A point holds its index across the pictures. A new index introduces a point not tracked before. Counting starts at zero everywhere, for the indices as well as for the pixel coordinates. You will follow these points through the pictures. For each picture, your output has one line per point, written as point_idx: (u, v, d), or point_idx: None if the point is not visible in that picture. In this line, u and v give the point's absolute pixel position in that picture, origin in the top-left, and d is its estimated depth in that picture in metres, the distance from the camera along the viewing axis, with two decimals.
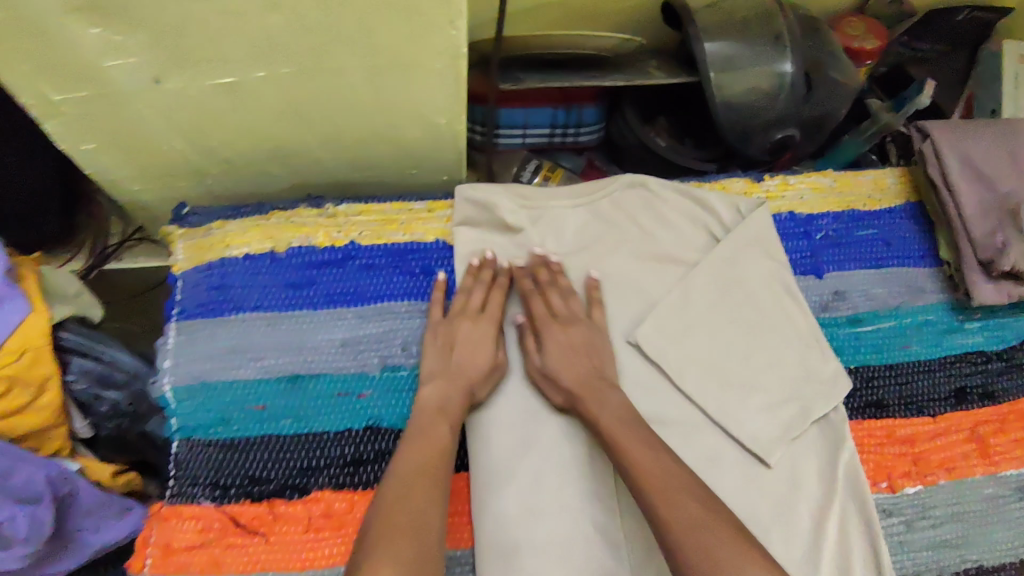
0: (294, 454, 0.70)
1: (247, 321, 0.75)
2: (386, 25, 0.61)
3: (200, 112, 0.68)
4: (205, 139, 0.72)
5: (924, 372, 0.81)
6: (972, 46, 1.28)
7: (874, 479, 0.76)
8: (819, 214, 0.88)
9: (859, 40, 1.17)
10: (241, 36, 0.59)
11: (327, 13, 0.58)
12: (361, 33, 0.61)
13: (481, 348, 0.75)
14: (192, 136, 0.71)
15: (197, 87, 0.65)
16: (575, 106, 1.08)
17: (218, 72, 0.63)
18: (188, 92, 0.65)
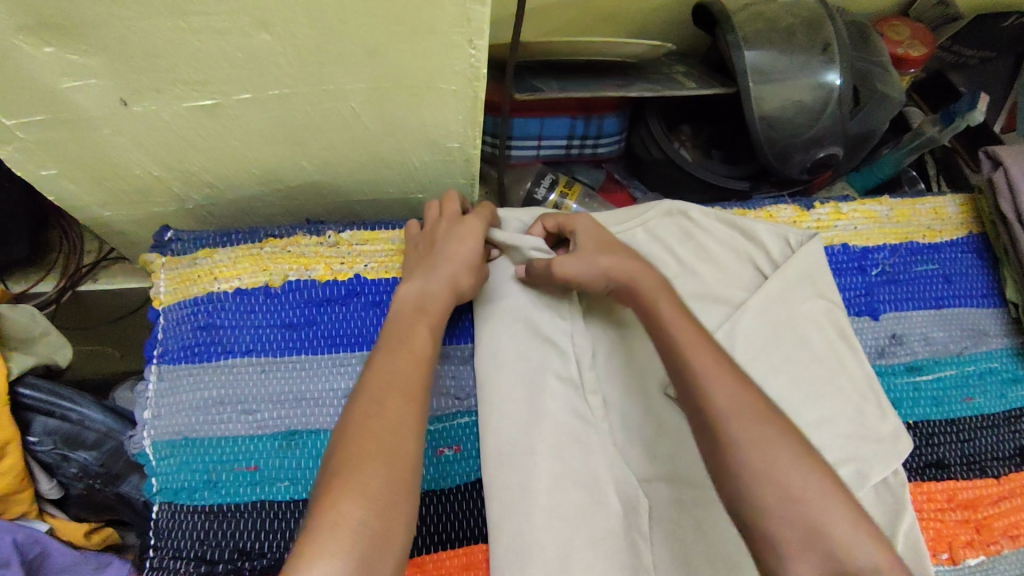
0: (290, 523, 0.61)
1: (237, 366, 0.66)
2: (390, 45, 0.55)
3: (175, 136, 0.63)
4: (184, 163, 0.67)
5: (988, 427, 0.73)
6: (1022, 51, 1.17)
7: (934, 549, 0.68)
8: (874, 247, 0.80)
9: (904, 46, 1.06)
10: (220, 57, 0.54)
11: (316, 31, 0.53)
12: (362, 54, 0.56)
13: (464, 242, 0.68)
14: (167, 160, 0.67)
15: (171, 110, 0.60)
16: (596, 116, 0.99)
17: (198, 95, 0.58)
18: (161, 115, 0.60)
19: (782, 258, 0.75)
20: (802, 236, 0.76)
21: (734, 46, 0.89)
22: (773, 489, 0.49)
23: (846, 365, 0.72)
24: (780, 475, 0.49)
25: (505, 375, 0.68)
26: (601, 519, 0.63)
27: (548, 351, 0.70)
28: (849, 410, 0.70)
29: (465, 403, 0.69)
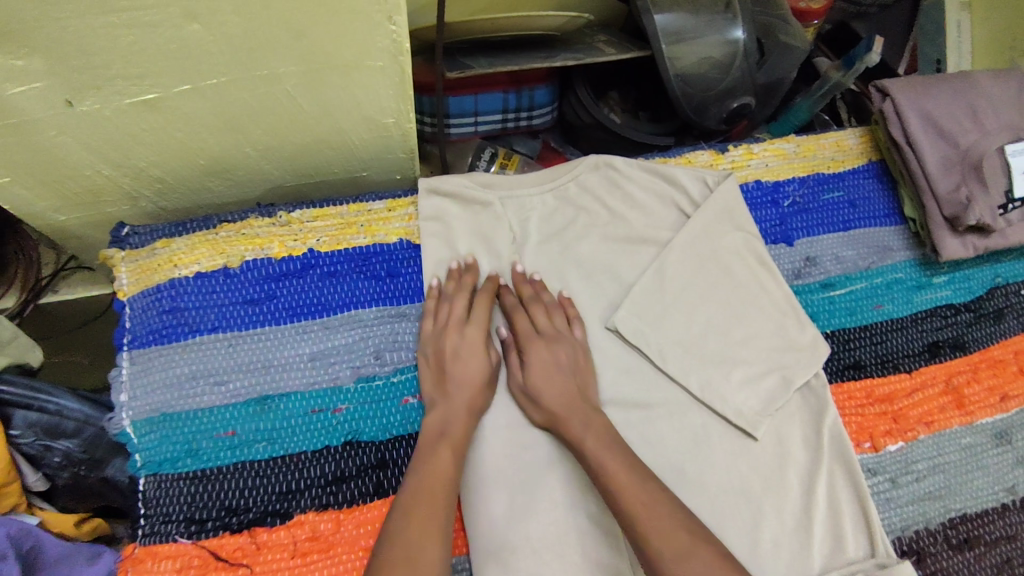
0: (271, 479, 0.66)
1: (206, 344, 0.70)
2: (315, 26, 0.60)
3: (122, 133, 0.67)
4: (131, 160, 0.72)
5: (897, 330, 0.81)
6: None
7: (857, 440, 0.75)
8: (785, 180, 0.86)
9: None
10: (155, 51, 0.59)
11: (243, 19, 0.58)
12: (292, 39, 0.61)
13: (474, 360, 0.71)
14: (114, 159, 0.71)
15: (114, 107, 0.64)
16: (525, 89, 1.06)
17: (137, 89, 0.62)
18: (104, 113, 0.64)
19: (704, 199, 0.82)
20: (721, 176, 0.83)
21: (644, 10, 0.95)
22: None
23: (769, 287, 0.79)
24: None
25: (426, 359, 0.71)
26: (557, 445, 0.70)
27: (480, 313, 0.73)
28: (770, 327, 0.77)
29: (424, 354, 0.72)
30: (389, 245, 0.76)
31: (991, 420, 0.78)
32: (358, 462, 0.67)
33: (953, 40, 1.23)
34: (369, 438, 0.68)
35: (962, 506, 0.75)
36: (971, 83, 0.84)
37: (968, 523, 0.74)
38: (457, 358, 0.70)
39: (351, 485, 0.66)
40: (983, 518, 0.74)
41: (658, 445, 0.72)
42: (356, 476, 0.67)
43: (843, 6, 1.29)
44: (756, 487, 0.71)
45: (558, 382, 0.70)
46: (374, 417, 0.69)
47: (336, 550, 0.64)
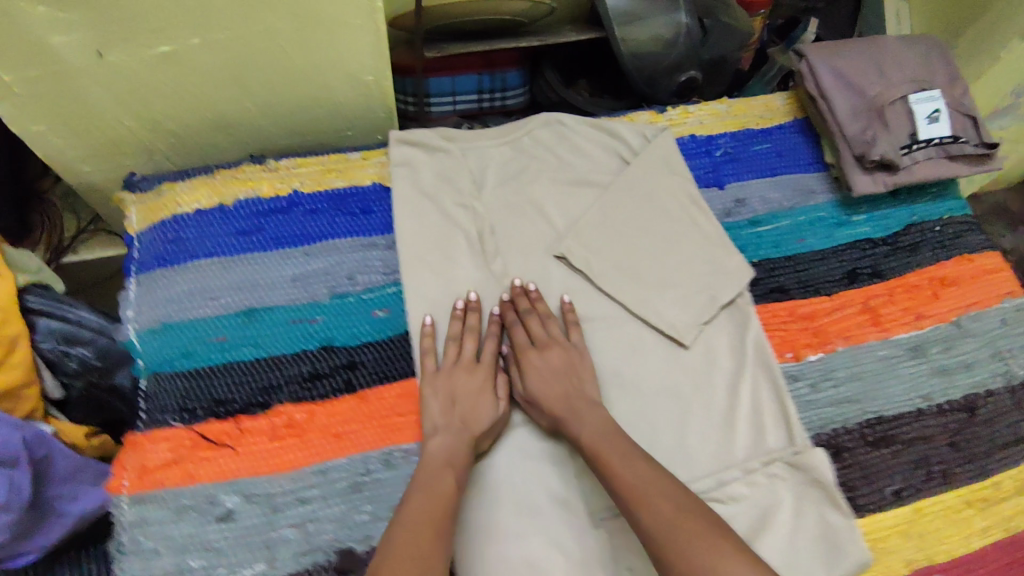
0: (255, 376, 0.76)
1: (202, 267, 0.81)
2: None
3: (141, 85, 0.81)
4: (150, 113, 0.86)
5: (819, 260, 0.90)
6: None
7: (779, 350, 0.83)
8: (717, 135, 0.96)
9: None
10: (173, 6, 0.72)
11: None
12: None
13: (480, 397, 0.74)
14: (135, 110, 0.85)
15: (137, 59, 0.77)
16: (498, 71, 1.19)
17: (157, 42, 0.76)
18: (128, 64, 0.78)
19: (641, 149, 0.92)
20: (657, 130, 0.94)
21: None
22: None
23: (699, 220, 0.89)
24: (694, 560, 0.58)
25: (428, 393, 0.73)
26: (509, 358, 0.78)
27: (449, 257, 0.83)
28: (699, 254, 0.87)
29: (392, 276, 0.82)
30: (364, 187, 0.87)
31: (906, 336, 0.86)
32: (330, 363, 0.77)
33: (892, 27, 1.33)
34: (341, 344, 0.78)
35: (880, 410, 0.81)
36: (875, 45, 0.95)
37: (884, 424, 0.81)
38: (463, 395, 0.74)
39: (324, 381, 0.76)
40: (901, 421, 0.81)
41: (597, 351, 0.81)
42: (328, 374, 0.76)
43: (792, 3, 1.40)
44: (684, 387, 0.79)
45: (556, 385, 0.74)
46: (346, 327, 0.79)
47: (309, 435, 0.74)
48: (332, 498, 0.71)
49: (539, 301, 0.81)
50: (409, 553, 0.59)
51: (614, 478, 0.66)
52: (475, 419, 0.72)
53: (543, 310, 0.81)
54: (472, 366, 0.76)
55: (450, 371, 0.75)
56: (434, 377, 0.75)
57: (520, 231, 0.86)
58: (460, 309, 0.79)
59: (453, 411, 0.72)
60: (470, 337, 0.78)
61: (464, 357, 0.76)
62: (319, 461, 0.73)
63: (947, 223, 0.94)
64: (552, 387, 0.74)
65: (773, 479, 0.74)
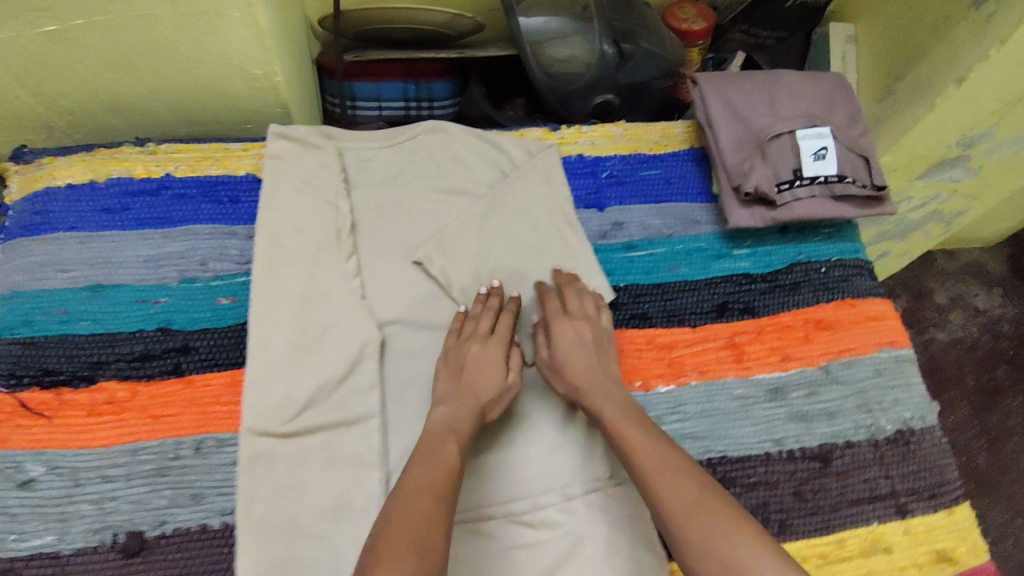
0: (88, 350, 0.76)
1: (60, 239, 0.82)
2: None
3: (37, 63, 0.82)
4: (46, 88, 0.87)
5: (690, 290, 0.87)
6: (807, 28, 1.32)
7: (628, 378, 0.81)
8: (606, 157, 0.95)
9: (688, 22, 1.21)
10: None
11: None
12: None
13: (491, 370, 0.75)
14: (32, 84, 0.86)
15: (27, 35, 0.78)
16: (423, 80, 1.18)
17: (43, 20, 0.76)
18: (19, 41, 0.78)
19: (520, 164, 0.92)
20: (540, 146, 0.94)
21: (510, 8, 1.03)
22: (714, 561, 0.57)
23: (567, 236, 0.88)
24: (698, 526, 0.59)
25: (449, 365, 0.76)
26: (342, 360, 0.77)
27: (304, 248, 0.82)
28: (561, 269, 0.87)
29: (244, 266, 0.83)
30: (236, 177, 0.88)
31: (767, 377, 0.82)
32: (163, 345, 0.77)
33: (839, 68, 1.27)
34: (178, 327, 0.78)
35: (725, 449, 0.78)
36: (773, 78, 0.93)
37: (726, 465, 0.77)
38: (473, 365, 0.75)
39: (153, 362, 0.76)
40: (744, 463, 0.78)
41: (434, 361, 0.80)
42: (159, 356, 0.77)
43: (740, 37, 1.33)
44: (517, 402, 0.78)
45: (583, 357, 0.76)
46: (187, 311, 0.79)
47: (127, 413, 0.74)
48: (135, 479, 0.71)
49: (574, 281, 0.83)
50: (409, 502, 0.59)
51: (635, 453, 0.66)
52: (484, 388, 0.73)
53: (580, 288, 0.83)
54: (487, 339, 0.77)
55: (463, 345, 0.77)
56: (449, 349, 0.77)
57: (384, 234, 0.86)
58: (484, 292, 0.82)
59: (463, 381, 0.74)
60: (488, 315, 0.79)
61: (479, 332, 0.78)
62: (130, 441, 0.72)
63: (835, 264, 0.91)
64: (578, 363, 0.76)
65: (592, 509, 0.72)
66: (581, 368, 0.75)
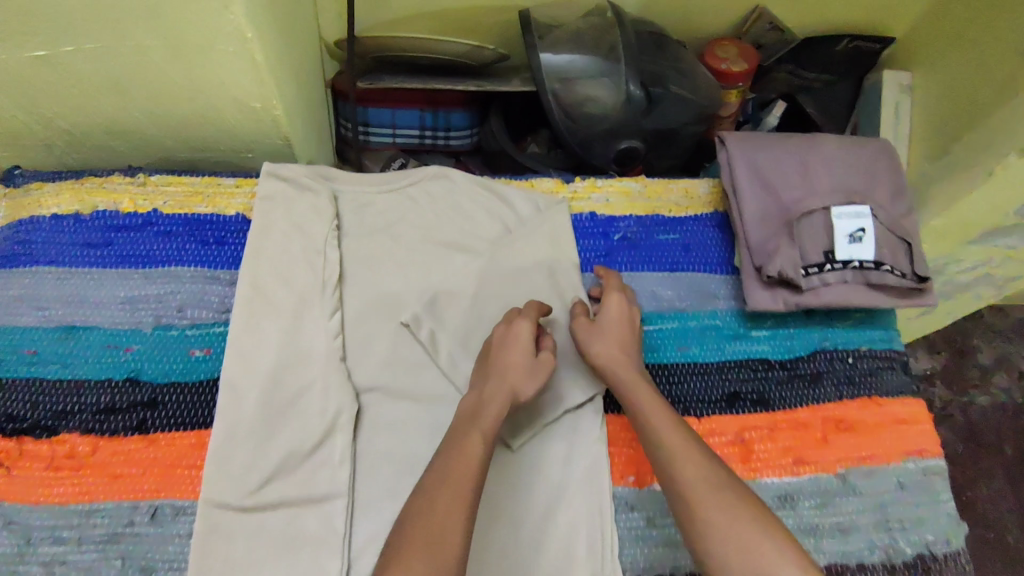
0: (54, 398, 0.73)
1: (39, 273, 0.78)
2: (170, 7, 0.66)
3: (27, 85, 0.76)
4: (37, 107, 0.80)
5: (699, 374, 0.80)
6: (857, 75, 1.20)
7: (621, 471, 0.74)
8: (620, 217, 0.88)
9: (727, 62, 1.12)
10: (39, 12, 0.65)
11: None
12: (148, 14, 0.67)
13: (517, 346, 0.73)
14: (22, 103, 0.79)
15: (14, 57, 0.71)
16: (441, 110, 1.11)
17: (29, 44, 0.70)
18: (7, 61, 0.72)
19: (525, 219, 0.86)
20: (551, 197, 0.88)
21: (531, 45, 0.97)
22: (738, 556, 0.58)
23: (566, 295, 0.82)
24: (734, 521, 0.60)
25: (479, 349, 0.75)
26: (314, 434, 0.71)
27: (284, 302, 0.77)
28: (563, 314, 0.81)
29: (224, 315, 0.78)
30: (226, 217, 0.83)
31: (776, 482, 0.75)
32: (131, 398, 0.73)
33: (891, 121, 1.15)
34: (148, 379, 0.74)
35: None
36: (810, 143, 0.84)
37: None
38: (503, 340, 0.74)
39: (118, 417, 0.72)
40: None
41: (411, 436, 0.74)
42: (125, 409, 0.73)
43: (786, 77, 1.21)
44: (492, 484, 0.71)
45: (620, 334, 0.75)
46: (159, 361, 0.75)
47: (86, 470, 0.70)
48: (88, 542, 0.68)
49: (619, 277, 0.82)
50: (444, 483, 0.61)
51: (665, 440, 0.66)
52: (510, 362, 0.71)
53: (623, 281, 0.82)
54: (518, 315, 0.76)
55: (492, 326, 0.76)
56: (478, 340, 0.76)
57: (373, 292, 0.80)
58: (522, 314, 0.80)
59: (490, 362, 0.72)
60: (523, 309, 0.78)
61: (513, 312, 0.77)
62: (86, 500, 0.69)
63: (862, 355, 0.82)
64: (608, 348, 0.74)
65: None
66: (613, 350, 0.74)
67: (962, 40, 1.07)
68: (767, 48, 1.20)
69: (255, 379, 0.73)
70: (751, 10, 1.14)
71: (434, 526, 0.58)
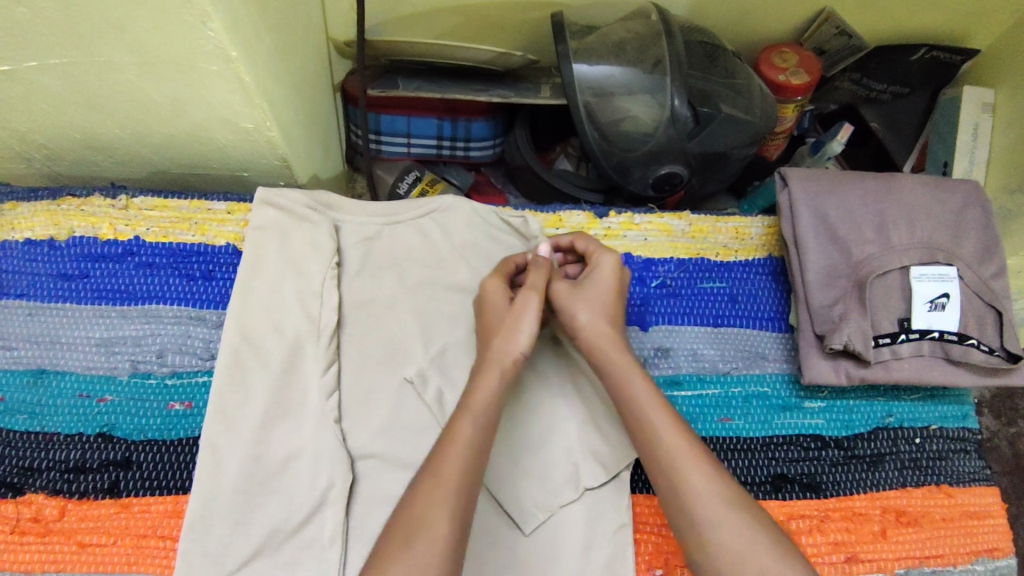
0: (20, 452, 0.66)
1: (9, 308, 0.71)
2: (138, 23, 0.57)
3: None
4: (10, 124, 0.73)
5: (742, 452, 0.70)
6: (934, 88, 1.07)
7: (647, 563, 0.67)
8: (659, 260, 0.78)
9: (787, 73, 0.99)
10: None
11: (65, 6, 0.55)
12: (114, 30, 0.58)
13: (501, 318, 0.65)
14: None
15: None
16: (462, 119, 1.00)
17: None
18: None
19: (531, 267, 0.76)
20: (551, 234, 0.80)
21: (563, 57, 0.86)
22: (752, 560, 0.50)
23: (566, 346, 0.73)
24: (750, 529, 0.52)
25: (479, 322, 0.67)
26: (302, 509, 0.64)
27: (274, 352, 0.68)
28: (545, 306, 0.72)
29: (209, 363, 0.70)
30: (215, 247, 0.75)
31: None
32: (102, 456, 0.66)
33: (969, 141, 1.00)
34: (122, 435, 0.67)
35: None
36: (888, 187, 0.72)
37: None
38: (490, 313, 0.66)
39: (87, 477, 0.65)
40: None
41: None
42: (95, 469, 0.66)
43: (851, 87, 1.08)
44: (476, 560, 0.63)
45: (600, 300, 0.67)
46: (135, 415, 0.68)
47: (51, 537, 0.63)
48: None
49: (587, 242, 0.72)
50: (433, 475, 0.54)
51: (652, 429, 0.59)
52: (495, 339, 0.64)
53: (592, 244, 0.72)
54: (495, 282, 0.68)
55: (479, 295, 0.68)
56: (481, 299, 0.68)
57: (373, 343, 0.71)
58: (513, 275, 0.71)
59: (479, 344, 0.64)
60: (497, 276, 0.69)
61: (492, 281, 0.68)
62: (50, 572, 0.62)
63: (931, 435, 0.72)
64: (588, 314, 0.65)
65: None
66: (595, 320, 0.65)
67: None
68: (829, 55, 1.06)
69: (239, 441, 0.65)
70: (818, 11, 1.00)
71: (413, 522, 0.51)
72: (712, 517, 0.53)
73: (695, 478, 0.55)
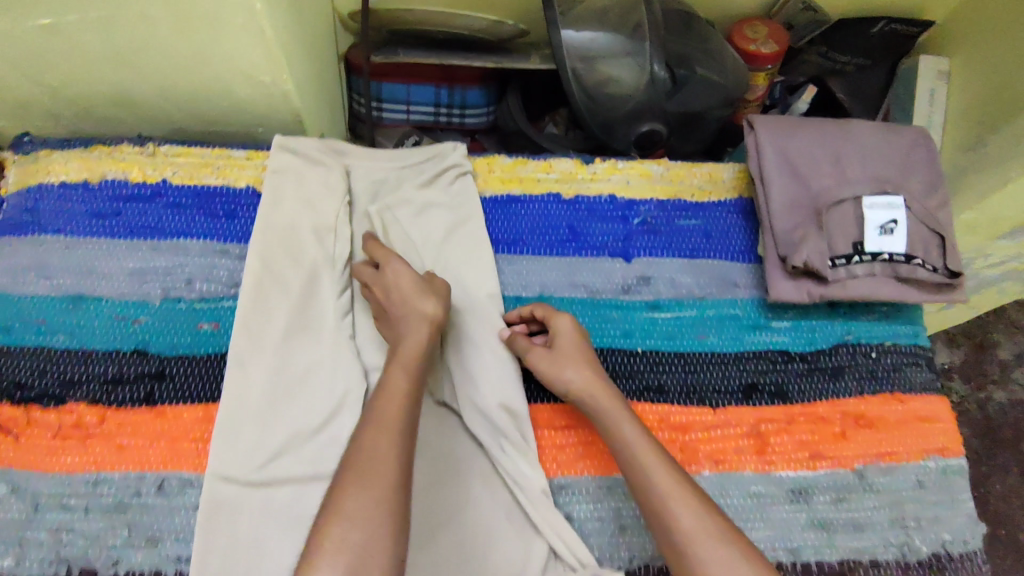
0: (62, 366, 0.72)
1: (47, 242, 0.78)
2: None
3: (32, 52, 0.75)
4: (46, 79, 0.79)
5: (717, 363, 0.77)
6: (894, 60, 1.15)
7: None
8: (640, 200, 0.86)
9: (757, 43, 1.08)
10: None
11: None
12: None
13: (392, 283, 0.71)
14: (32, 75, 0.79)
15: (23, 28, 0.71)
16: (458, 87, 1.08)
17: (35, 12, 0.69)
18: (16, 31, 0.72)
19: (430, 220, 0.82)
20: (449, 177, 0.85)
21: (552, 23, 0.92)
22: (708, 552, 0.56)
23: (458, 281, 0.79)
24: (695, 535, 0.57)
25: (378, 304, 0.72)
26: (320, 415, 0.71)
27: (294, 279, 0.76)
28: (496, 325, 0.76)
29: (234, 289, 0.77)
30: (235, 189, 0.82)
31: (792, 475, 0.73)
32: (138, 369, 0.72)
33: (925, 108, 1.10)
34: (155, 351, 0.73)
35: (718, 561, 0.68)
36: (843, 131, 0.81)
37: None
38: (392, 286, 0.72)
39: (124, 389, 0.72)
40: None
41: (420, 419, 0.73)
42: (132, 381, 0.72)
43: (818, 60, 1.18)
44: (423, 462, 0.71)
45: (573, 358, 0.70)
46: (167, 334, 0.74)
47: (92, 440, 0.70)
48: (95, 510, 0.67)
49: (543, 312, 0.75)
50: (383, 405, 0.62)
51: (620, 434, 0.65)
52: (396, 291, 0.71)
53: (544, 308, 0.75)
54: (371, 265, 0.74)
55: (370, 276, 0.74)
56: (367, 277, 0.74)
57: None
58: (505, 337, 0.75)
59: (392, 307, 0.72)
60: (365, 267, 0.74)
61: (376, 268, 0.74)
62: (94, 470, 0.68)
63: (886, 350, 0.80)
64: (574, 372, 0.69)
65: None
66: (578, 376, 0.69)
67: (1005, 28, 1.01)
68: (797, 29, 1.16)
69: (266, 354, 0.72)
70: None
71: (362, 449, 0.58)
72: (699, 555, 0.56)
73: (683, 515, 0.58)
